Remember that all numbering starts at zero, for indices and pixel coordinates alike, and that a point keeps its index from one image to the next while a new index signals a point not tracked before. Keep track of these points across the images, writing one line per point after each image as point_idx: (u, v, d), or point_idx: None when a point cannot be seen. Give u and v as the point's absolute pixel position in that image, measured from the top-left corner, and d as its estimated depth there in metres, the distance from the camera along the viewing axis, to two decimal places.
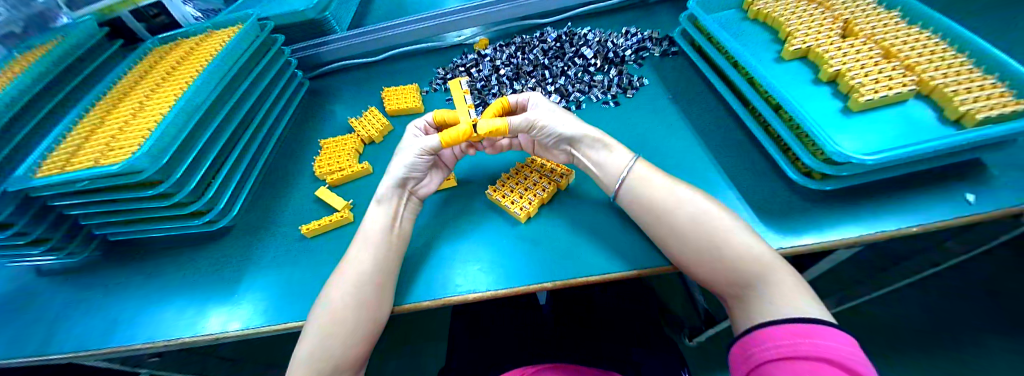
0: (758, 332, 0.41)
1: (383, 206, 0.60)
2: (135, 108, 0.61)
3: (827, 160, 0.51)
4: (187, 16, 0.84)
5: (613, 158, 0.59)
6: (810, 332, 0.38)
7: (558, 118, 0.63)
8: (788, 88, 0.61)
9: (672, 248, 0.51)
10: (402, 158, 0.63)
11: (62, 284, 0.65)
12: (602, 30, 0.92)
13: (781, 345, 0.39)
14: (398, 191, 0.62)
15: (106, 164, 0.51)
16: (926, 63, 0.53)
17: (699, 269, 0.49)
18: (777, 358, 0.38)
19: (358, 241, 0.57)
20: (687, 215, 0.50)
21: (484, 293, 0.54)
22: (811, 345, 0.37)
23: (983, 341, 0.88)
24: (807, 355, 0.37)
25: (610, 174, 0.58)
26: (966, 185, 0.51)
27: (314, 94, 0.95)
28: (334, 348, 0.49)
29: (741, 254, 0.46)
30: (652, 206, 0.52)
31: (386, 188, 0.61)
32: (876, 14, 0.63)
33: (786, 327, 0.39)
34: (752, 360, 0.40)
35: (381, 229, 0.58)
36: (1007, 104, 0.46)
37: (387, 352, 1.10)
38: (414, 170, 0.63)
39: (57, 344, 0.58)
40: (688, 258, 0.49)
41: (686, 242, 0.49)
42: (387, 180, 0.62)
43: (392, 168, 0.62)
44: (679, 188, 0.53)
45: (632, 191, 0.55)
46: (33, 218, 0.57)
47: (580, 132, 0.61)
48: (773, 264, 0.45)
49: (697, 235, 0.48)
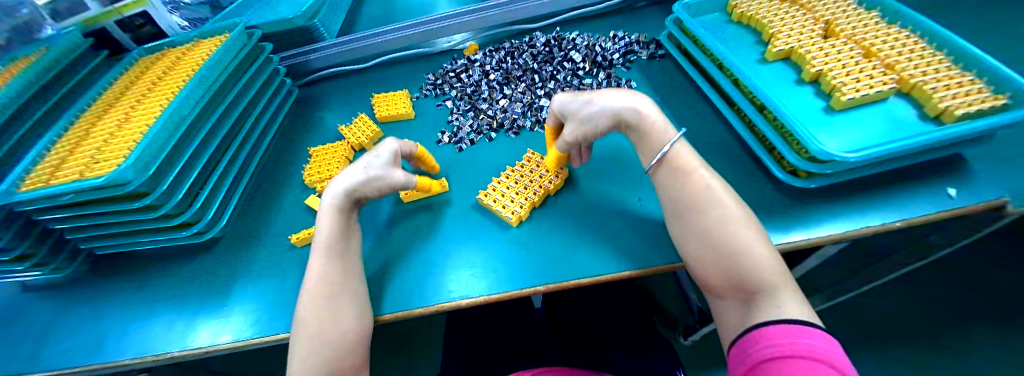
0: (753, 333, 0.39)
1: (336, 210, 0.56)
2: (121, 119, 0.61)
3: (811, 158, 0.50)
4: (174, 26, 0.84)
5: (654, 131, 0.54)
6: (804, 334, 0.36)
7: (588, 119, 0.56)
8: (771, 88, 0.59)
9: (688, 242, 0.47)
10: (366, 169, 0.58)
11: (49, 300, 0.66)
12: (590, 34, 0.91)
13: (778, 344, 0.36)
14: (350, 198, 0.57)
15: (91, 176, 0.51)
16: (906, 62, 0.53)
17: (705, 268, 0.45)
18: (772, 358, 0.35)
19: (315, 251, 0.53)
20: (714, 213, 0.46)
21: (476, 299, 0.52)
22: (804, 345, 0.35)
23: (970, 334, 0.86)
24: (803, 355, 0.34)
25: (649, 147, 0.54)
26: (948, 180, 0.50)
27: (304, 102, 0.95)
28: (324, 356, 0.46)
29: (756, 261, 0.42)
30: (679, 194, 0.49)
31: (337, 193, 0.56)
32: (856, 15, 0.62)
33: (779, 327, 0.37)
34: (750, 360, 0.37)
35: (339, 234, 0.55)
36: (985, 100, 0.45)
37: (382, 359, 1.10)
38: (372, 189, 0.58)
39: (44, 361, 0.59)
40: (698, 255, 0.46)
41: (703, 237, 0.45)
42: (342, 184, 0.57)
43: (354, 175, 0.57)
44: (714, 185, 0.48)
45: (664, 177, 0.51)
46: (18, 235, 0.58)
47: (624, 109, 0.56)
48: (787, 280, 0.41)
49: (717, 232, 0.44)
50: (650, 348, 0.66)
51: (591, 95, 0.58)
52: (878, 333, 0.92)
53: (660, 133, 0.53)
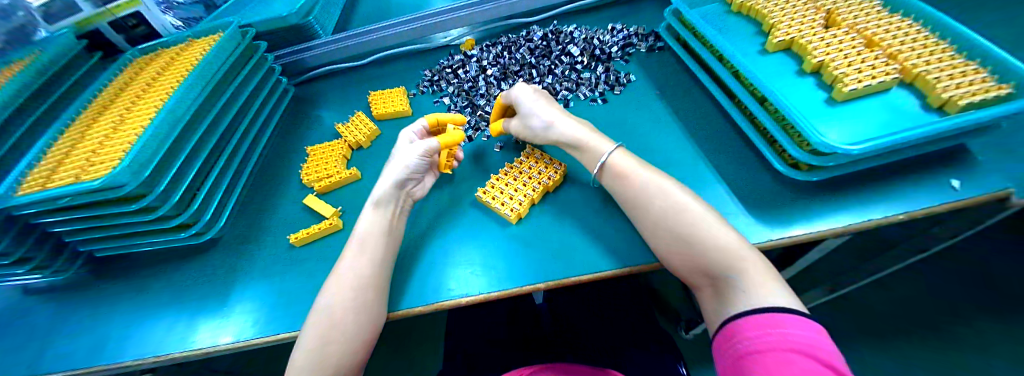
0: (728, 327, 0.39)
1: (380, 210, 0.57)
2: (116, 121, 0.60)
3: (813, 150, 0.50)
4: (167, 26, 0.82)
5: (595, 145, 0.58)
6: (776, 322, 0.35)
7: (530, 128, 0.64)
8: (772, 80, 0.58)
9: (648, 239, 0.49)
10: (403, 159, 0.60)
11: (50, 303, 0.66)
12: (587, 27, 0.90)
13: (752, 338, 0.36)
14: (397, 193, 0.59)
15: (86, 180, 0.51)
16: (908, 51, 0.52)
17: (674, 260, 0.46)
18: (747, 353, 0.35)
19: (353, 245, 0.54)
20: (660, 205, 0.48)
21: (477, 297, 0.52)
22: (778, 335, 0.34)
23: (975, 325, 0.86)
24: (775, 347, 0.34)
25: (592, 158, 0.57)
26: (953, 171, 0.49)
27: (300, 100, 0.95)
28: (331, 355, 0.46)
29: (709, 243, 0.43)
30: (625, 194, 0.52)
31: (382, 190, 0.58)
32: (858, 3, 0.61)
33: (751, 318, 0.37)
34: (729, 355, 0.37)
35: (380, 232, 0.55)
36: (989, 90, 0.45)
37: (386, 356, 1.10)
38: (415, 172, 0.61)
39: (47, 364, 0.59)
40: (662, 248, 0.47)
41: (656, 232, 0.48)
42: (385, 183, 0.58)
43: (394, 168, 0.60)
44: (655, 177, 0.50)
45: (612, 177, 0.54)
46: (17, 239, 0.57)
47: (566, 134, 0.60)
48: (750, 258, 0.42)
49: (666, 223, 0.46)
50: (648, 345, 0.67)
51: (532, 106, 0.63)
52: (882, 324, 0.91)
53: (595, 147, 0.57)
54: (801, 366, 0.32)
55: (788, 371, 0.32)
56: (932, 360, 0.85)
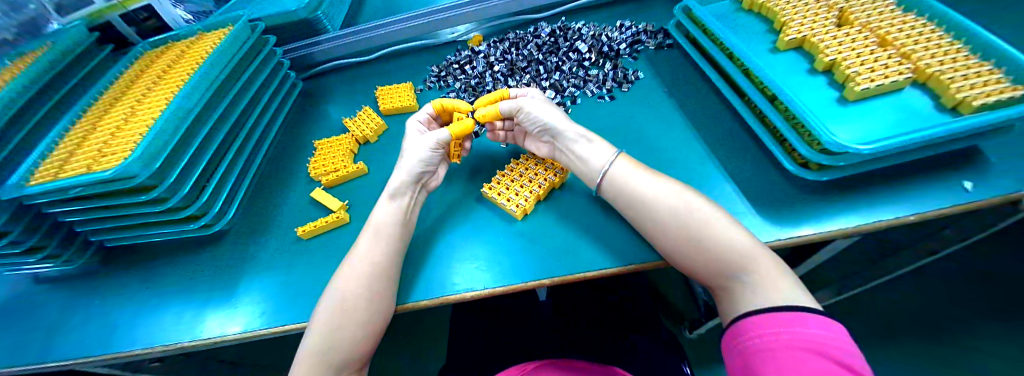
0: (740, 324, 0.39)
1: (397, 202, 0.58)
2: (127, 112, 0.61)
3: (823, 149, 0.49)
4: (178, 20, 0.84)
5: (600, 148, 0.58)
6: (793, 321, 0.35)
7: (538, 107, 0.62)
8: (782, 78, 0.57)
9: (656, 239, 0.49)
10: (417, 152, 0.61)
11: (62, 289, 0.67)
12: (596, 24, 0.89)
13: (765, 335, 0.36)
14: (413, 186, 0.60)
15: (97, 170, 0.51)
16: (921, 51, 0.51)
17: (683, 259, 0.46)
18: (757, 351, 0.35)
19: (368, 236, 0.54)
20: (670, 205, 0.48)
21: (483, 292, 0.52)
22: (792, 334, 0.34)
23: (980, 331, 0.86)
24: (789, 345, 0.34)
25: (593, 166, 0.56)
26: (966, 173, 0.48)
27: (308, 94, 0.95)
28: (340, 345, 0.46)
29: (721, 241, 0.43)
30: (633, 193, 0.51)
31: (398, 182, 0.58)
32: (872, 2, 0.60)
33: (767, 316, 0.37)
34: (739, 350, 0.37)
35: (397, 223, 0.56)
36: (1004, 91, 0.44)
37: (389, 350, 1.11)
38: (429, 164, 0.62)
39: (58, 351, 0.60)
40: (670, 249, 0.47)
41: (665, 231, 0.47)
42: (401, 176, 0.59)
43: (409, 162, 0.60)
44: (663, 181, 0.51)
45: (620, 177, 0.53)
46: (28, 228, 0.58)
47: (567, 125, 0.60)
48: (761, 255, 0.42)
49: (676, 222, 0.46)
50: (652, 342, 0.66)
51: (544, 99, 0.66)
52: (886, 325, 0.91)
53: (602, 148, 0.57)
54: (815, 365, 0.32)
55: (800, 370, 0.32)
56: (938, 364, 0.84)
